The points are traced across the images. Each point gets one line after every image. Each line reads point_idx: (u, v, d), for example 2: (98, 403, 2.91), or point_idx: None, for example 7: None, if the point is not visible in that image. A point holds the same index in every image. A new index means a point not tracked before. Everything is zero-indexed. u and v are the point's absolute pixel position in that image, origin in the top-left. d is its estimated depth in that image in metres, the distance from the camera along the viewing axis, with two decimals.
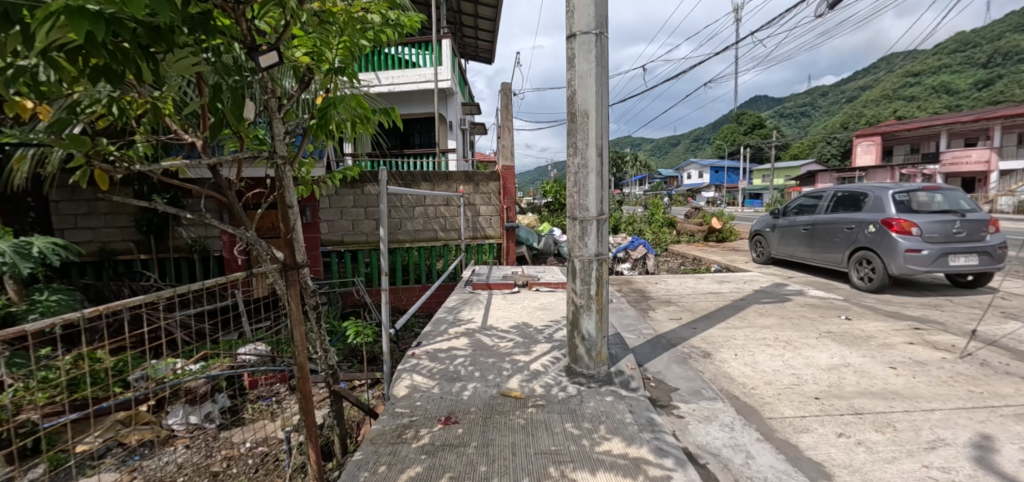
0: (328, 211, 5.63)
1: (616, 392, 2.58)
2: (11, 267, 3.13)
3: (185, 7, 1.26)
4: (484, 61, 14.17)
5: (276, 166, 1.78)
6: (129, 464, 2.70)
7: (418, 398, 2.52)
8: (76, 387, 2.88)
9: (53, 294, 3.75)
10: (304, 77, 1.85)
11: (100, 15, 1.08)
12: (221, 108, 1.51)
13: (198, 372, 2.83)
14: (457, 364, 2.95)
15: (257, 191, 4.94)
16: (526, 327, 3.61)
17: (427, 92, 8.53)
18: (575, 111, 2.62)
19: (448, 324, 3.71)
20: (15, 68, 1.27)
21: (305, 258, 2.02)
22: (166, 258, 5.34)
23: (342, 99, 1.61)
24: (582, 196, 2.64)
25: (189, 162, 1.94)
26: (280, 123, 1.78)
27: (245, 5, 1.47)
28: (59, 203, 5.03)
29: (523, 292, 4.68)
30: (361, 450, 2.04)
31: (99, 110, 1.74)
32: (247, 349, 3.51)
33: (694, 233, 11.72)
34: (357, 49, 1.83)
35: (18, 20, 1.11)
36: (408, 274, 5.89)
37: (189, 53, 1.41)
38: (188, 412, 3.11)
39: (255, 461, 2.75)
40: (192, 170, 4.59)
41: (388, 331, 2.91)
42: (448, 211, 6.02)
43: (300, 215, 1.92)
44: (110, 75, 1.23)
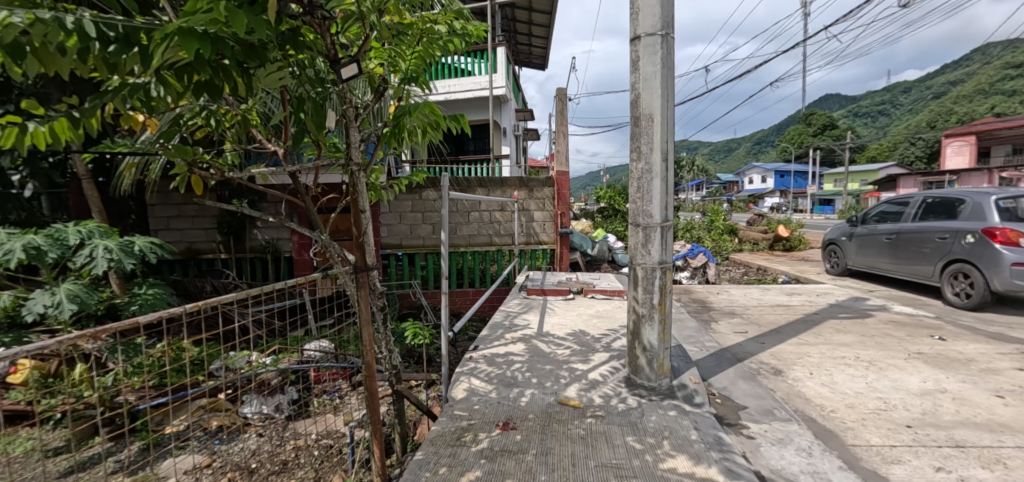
0: (388, 216, 5.86)
1: (680, 407, 2.46)
2: (117, 263, 3.47)
3: (278, 24, 1.36)
4: (537, 67, 14.24)
5: (351, 173, 1.86)
6: (212, 448, 2.92)
7: (476, 402, 2.54)
8: (168, 374, 3.14)
9: (150, 288, 4.13)
10: (378, 87, 1.92)
11: (206, 35, 1.17)
12: (305, 117, 1.61)
13: (271, 365, 3.00)
14: (515, 369, 2.95)
15: (333, 196, 5.24)
16: (583, 335, 3.54)
17: (482, 99, 8.70)
18: (638, 115, 2.55)
19: (505, 329, 3.72)
20: (132, 86, 1.40)
21: (375, 260, 2.11)
22: (244, 257, 5.76)
23: (415, 107, 1.65)
24: (646, 203, 2.55)
25: (273, 169, 2.07)
26: (355, 131, 1.86)
27: (329, 20, 1.54)
28: (155, 207, 5.60)
29: (578, 299, 4.61)
30: (422, 450, 2.08)
31: (198, 122, 1.89)
32: (315, 345, 3.69)
33: (759, 241, 11.08)
34: (428, 59, 1.87)
35: (137, 41, 1.24)
36: (463, 277, 6.00)
37: (278, 68, 1.50)
38: (262, 403, 3.30)
39: (321, 453, 2.89)
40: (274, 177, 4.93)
41: (447, 334, 2.94)
42: (503, 217, 6.08)
43: (371, 218, 2.00)
44: (212, 90, 1.33)
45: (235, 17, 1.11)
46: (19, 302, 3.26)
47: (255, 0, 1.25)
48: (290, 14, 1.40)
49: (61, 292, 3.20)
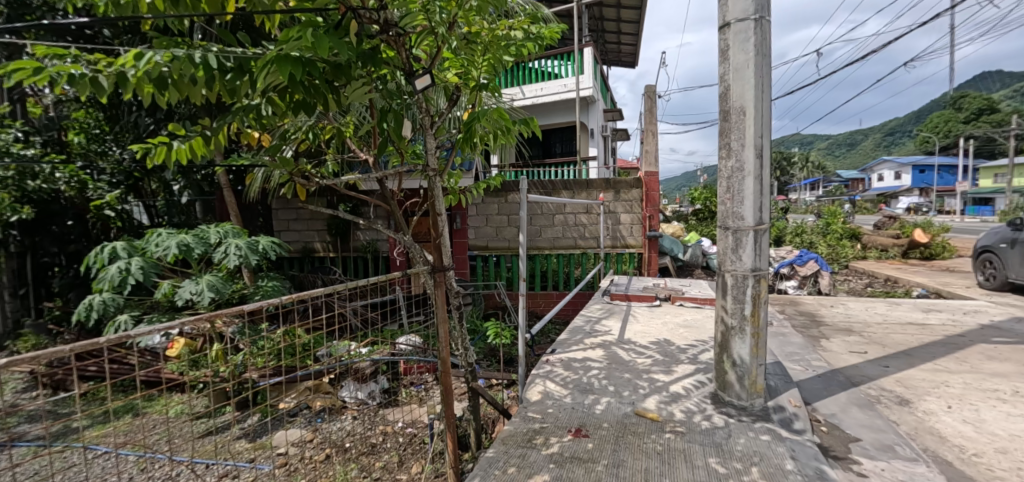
0: (476, 218, 6.09)
1: (775, 431, 2.20)
2: (244, 258, 4.03)
3: (360, 44, 1.50)
4: (627, 65, 13.82)
5: (428, 178, 1.97)
6: (315, 425, 3.27)
7: (550, 405, 2.53)
8: (282, 357, 3.57)
9: (271, 281, 4.72)
10: (454, 95, 2.01)
11: (298, 59, 1.33)
12: (387, 127, 1.75)
13: (365, 355, 3.28)
14: (592, 376, 2.88)
15: (414, 200, 5.66)
16: (667, 344, 3.34)
17: (568, 101, 8.65)
18: (728, 109, 2.35)
19: (584, 334, 3.65)
20: (247, 107, 1.63)
21: (452, 261, 2.19)
22: (349, 256, 6.37)
23: (485, 112, 1.69)
24: (737, 204, 2.34)
25: (364, 176, 2.26)
26: (433, 138, 1.96)
27: (406, 36, 1.64)
28: (279, 211, 6.46)
29: (665, 306, 4.37)
30: (494, 448, 2.14)
31: (301, 136, 2.13)
32: (404, 339, 3.94)
33: (888, 248, 9.55)
34: (501, 66, 1.90)
35: (248, 70, 1.45)
36: (546, 280, 6.03)
37: (362, 84, 1.65)
38: (357, 389, 3.61)
39: (404, 440, 3.08)
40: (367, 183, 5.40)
41: (525, 335, 2.97)
42: (587, 219, 5.99)
43: (448, 221, 2.09)
44: (306, 106, 1.50)
45: (320, 43, 1.26)
46: (174, 289, 3.97)
47: (339, 24, 1.40)
48: (370, 34, 1.54)
49: (203, 282, 3.84)
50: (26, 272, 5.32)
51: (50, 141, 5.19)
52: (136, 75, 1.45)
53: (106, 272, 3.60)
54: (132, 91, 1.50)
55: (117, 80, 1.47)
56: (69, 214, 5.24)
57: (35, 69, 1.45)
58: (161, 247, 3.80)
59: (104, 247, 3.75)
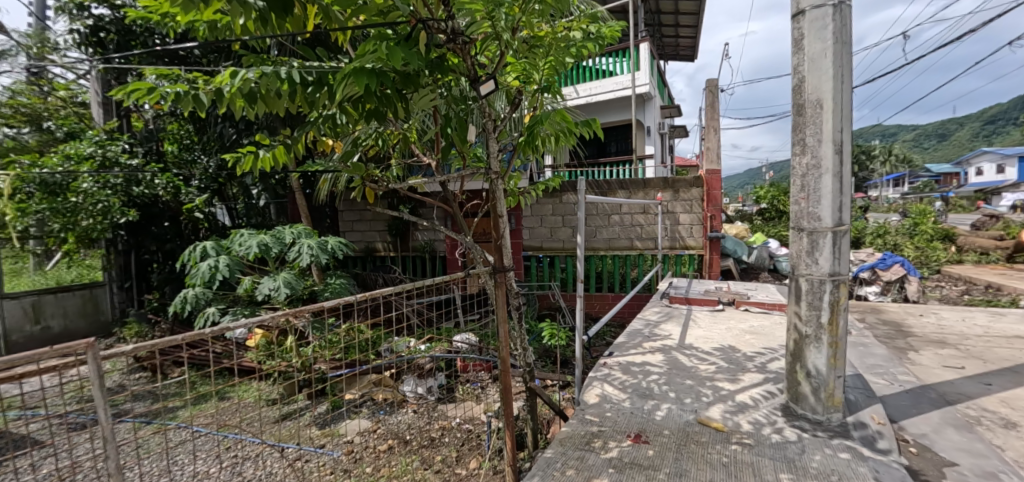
0: (530, 219, 6.12)
1: (856, 450, 2.03)
2: (315, 257, 4.31)
3: (428, 54, 1.56)
4: (685, 59, 13.29)
5: (490, 181, 2.01)
6: (378, 416, 3.44)
7: (608, 409, 2.50)
8: (348, 350, 3.79)
9: (338, 278, 5.01)
10: (515, 99, 2.04)
11: (372, 71, 1.40)
12: (451, 132, 1.81)
13: (424, 352, 3.39)
14: (651, 381, 2.80)
15: (476, 202, 5.77)
16: (732, 351, 3.18)
17: (623, 98, 8.46)
18: (802, 103, 2.20)
19: (643, 337, 3.56)
20: (323, 117, 1.75)
21: (512, 262, 2.23)
22: (408, 255, 6.62)
23: (547, 115, 1.70)
24: (813, 203, 2.19)
25: (427, 179, 2.35)
26: (495, 142, 2.00)
27: (471, 44, 1.69)
28: (344, 213, 6.85)
29: (729, 311, 4.16)
30: (552, 448, 2.15)
31: (370, 143, 2.24)
32: (461, 337, 4.03)
33: (990, 251, 8.48)
34: (562, 67, 1.91)
35: (327, 83, 1.56)
36: (602, 281, 5.95)
37: (429, 91, 1.71)
38: (417, 383, 3.76)
39: (462, 435, 3.17)
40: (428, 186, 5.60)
41: (582, 337, 2.95)
42: (645, 220, 5.84)
43: (509, 223, 2.13)
44: (378, 115, 1.58)
45: (394, 55, 1.33)
46: (254, 285, 4.32)
47: (409, 36, 1.46)
48: (437, 44, 1.60)
49: (280, 279, 4.16)
50: (131, 267, 6.11)
51: (150, 152, 5.78)
52: (231, 92, 1.60)
53: (198, 269, 3.99)
54: (226, 105, 1.66)
55: (215, 96, 1.63)
56: (166, 217, 5.84)
57: (151, 90, 1.65)
58: (244, 246, 4.15)
59: (197, 246, 4.16)
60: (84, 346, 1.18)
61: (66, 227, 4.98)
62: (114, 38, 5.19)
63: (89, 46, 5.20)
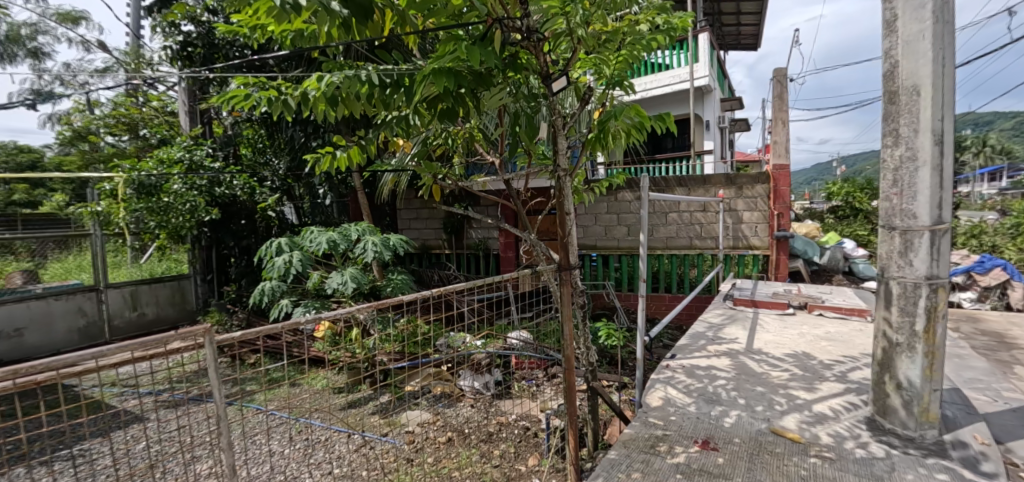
0: (585, 217, 6.07)
1: (956, 471, 1.79)
2: (379, 254, 4.48)
3: (502, 52, 1.59)
4: (748, 48, 12.55)
5: (558, 178, 2.02)
6: (438, 409, 3.55)
7: (672, 413, 2.42)
8: (409, 343, 3.93)
9: (399, 274, 5.19)
10: (583, 95, 2.03)
11: (448, 71, 1.44)
12: (520, 130, 1.83)
13: (482, 347, 3.45)
14: (718, 386, 2.69)
15: (539, 200, 5.80)
16: (807, 358, 2.98)
17: (681, 92, 8.18)
18: (894, 90, 1.96)
19: (706, 340, 3.43)
20: (398, 118, 1.82)
21: (577, 260, 2.23)
22: (462, 253, 6.76)
23: (620, 110, 1.71)
24: (908, 199, 1.95)
25: (492, 177, 2.39)
26: (563, 138, 2.00)
27: (543, 41, 1.70)
28: (403, 211, 7.12)
29: (800, 315, 3.91)
30: (616, 450, 2.11)
31: (438, 142, 2.32)
32: (517, 334, 4.05)
33: None
34: (634, 61, 1.87)
35: (404, 84, 1.62)
36: (660, 281, 5.79)
37: (500, 90, 1.74)
38: (474, 378, 3.82)
39: (520, 432, 3.20)
40: (493, 184, 5.71)
41: (643, 338, 2.88)
42: (705, 218, 5.61)
43: (575, 220, 2.13)
44: (451, 114, 1.62)
45: (472, 53, 1.36)
46: (323, 280, 4.58)
47: (485, 35, 1.49)
48: (511, 42, 1.63)
49: (347, 274, 4.39)
50: (212, 261, 6.69)
51: (229, 155, 6.30)
52: (315, 96, 1.70)
53: (275, 264, 4.29)
54: (310, 109, 1.77)
55: (301, 100, 1.74)
56: (242, 215, 6.31)
57: (246, 96, 1.79)
58: (314, 242, 4.42)
59: (273, 242, 4.47)
60: (203, 332, 1.32)
61: (160, 224, 5.52)
62: (200, 51, 5.69)
63: (179, 60, 5.73)
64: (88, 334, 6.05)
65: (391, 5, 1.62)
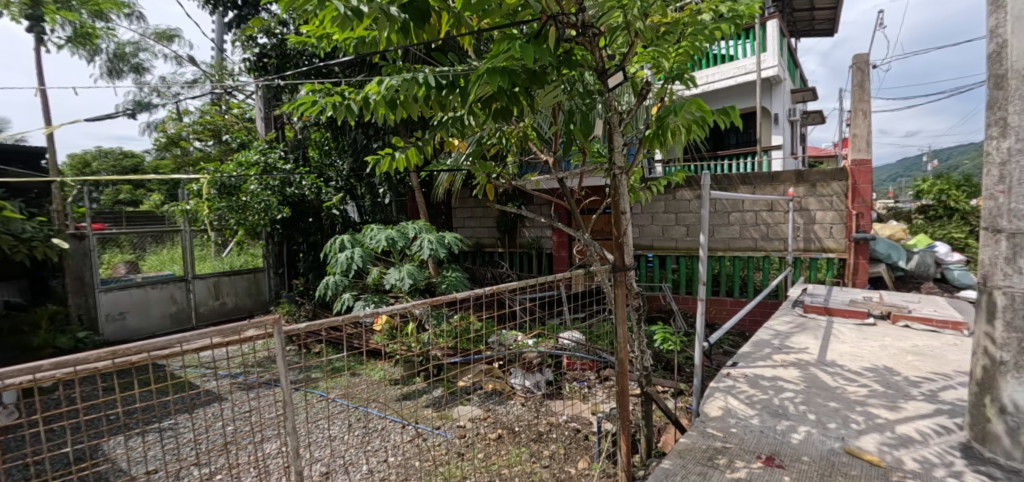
0: (640, 217, 5.90)
1: None
2: (434, 251, 4.61)
3: (556, 49, 1.58)
4: (822, 34, 11.58)
5: (613, 176, 1.98)
6: (489, 406, 3.59)
7: (733, 425, 2.28)
8: (462, 340, 4.01)
9: (453, 271, 5.31)
10: (640, 90, 1.98)
11: (503, 70, 1.45)
12: (574, 128, 1.81)
13: (534, 347, 3.44)
14: (785, 398, 2.50)
15: (592, 198, 5.71)
16: (889, 373, 2.71)
17: (746, 84, 7.70)
18: (1000, 73, 1.67)
19: (772, 349, 3.22)
20: (454, 118, 1.86)
21: (632, 261, 2.18)
22: (515, 251, 6.80)
23: (680, 105, 1.64)
24: (1015, 198, 1.65)
25: (546, 176, 2.38)
26: (619, 136, 1.97)
27: (598, 36, 1.67)
28: (458, 210, 7.29)
29: (882, 326, 3.56)
30: (670, 459, 2.02)
31: (493, 141, 2.34)
32: (569, 334, 4.01)
33: None
34: (695, 53, 1.78)
35: (459, 85, 1.65)
36: (721, 284, 5.51)
37: (555, 88, 1.72)
38: (525, 377, 3.83)
39: (570, 433, 3.17)
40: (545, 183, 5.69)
41: (702, 344, 2.75)
42: (772, 218, 5.25)
43: (630, 220, 2.08)
44: (505, 113, 1.63)
45: (526, 52, 1.36)
46: (382, 275, 4.79)
47: (539, 33, 1.50)
48: (567, 38, 1.62)
49: (404, 270, 4.57)
50: (283, 256, 7.22)
51: (299, 157, 6.75)
52: (376, 99, 1.78)
53: (338, 259, 4.54)
54: (371, 112, 1.85)
55: (363, 104, 1.83)
56: (310, 213, 6.74)
57: (314, 102, 1.91)
58: (374, 239, 4.64)
59: (336, 239, 4.73)
60: (272, 322, 1.43)
61: (239, 221, 6.04)
62: (273, 61, 6.13)
63: (256, 70, 6.22)
64: (179, 319, 6.74)
65: (447, 9, 1.66)
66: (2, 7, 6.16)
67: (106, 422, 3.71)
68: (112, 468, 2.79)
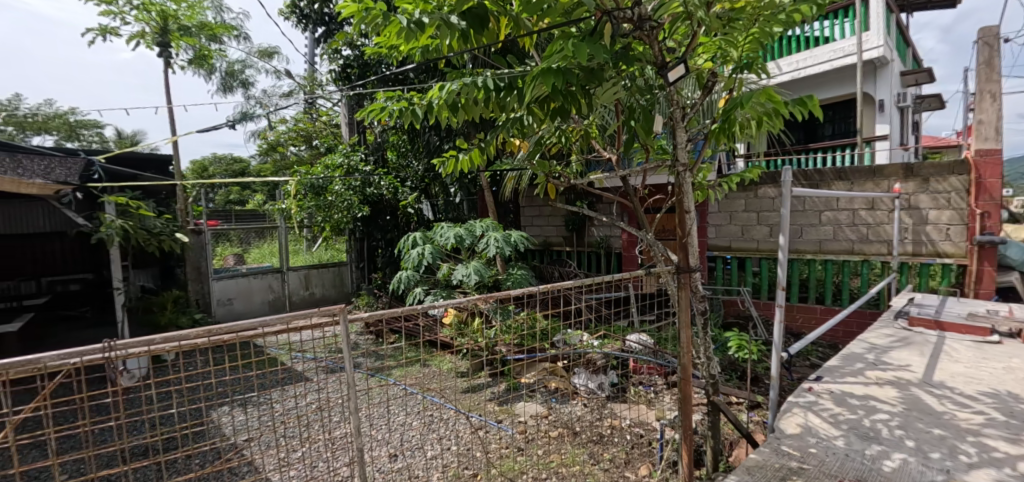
0: (717, 216, 5.56)
1: None
2: (500, 249, 4.70)
3: (613, 45, 1.56)
4: (946, 5, 10.02)
5: (677, 174, 1.91)
6: (551, 404, 3.60)
7: (812, 444, 2.08)
8: (525, 337, 4.05)
9: (519, 269, 5.37)
10: (707, 82, 1.89)
11: (558, 70, 1.45)
12: (635, 124, 1.76)
13: (596, 347, 3.38)
14: (877, 420, 2.23)
15: (661, 196, 5.48)
16: (1017, 401, 2.30)
17: (845, 68, 6.90)
18: None
19: (867, 364, 2.88)
20: (513, 120, 1.89)
21: (698, 263, 2.08)
22: (583, 250, 6.72)
23: (748, 96, 1.54)
24: None
25: (608, 174, 2.34)
26: (683, 131, 1.88)
27: (658, 28, 1.62)
28: (526, 208, 7.42)
29: (1012, 345, 3.03)
30: (736, 475, 1.89)
31: (553, 140, 2.35)
32: (635, 337, 3.88)
33: None
34: (768, 39, 1.65)
35: (517, 86, 1.68)
36: (810, 290, 5.02)
37: (613, 85, 1.69)
38: (588, 378, 3.78)
39: (633, 438, 3.08)
40: (612, 180, 5.56)
41: (780, 354, 2.53)
42: (872, 217, 4.68)
43: (696, 219, 1.98)
44: (562, 112, 1.62)
45: (580, 50, 1.35)
46: (451, 271, 4.98)
47: (594, 30, 1.48)
48: (624, 33, 1.59)
49: (471, 267, 4.72)
50: (364, 251, 7.78)
51: (378, 160, 7.24)
52: (439, 104, 1.87)
53: (411, 255, 4.81)
54: (435, 117, 1.94)
55: (427, 109, 1.92)
56: (387, 211, 7.17)
57: (383, 108, 2.05)
58: (444, 237, 4.84)
59: (410, 236, 5.00)
60: (340, 310, 1.55)
61: (326, 218, 6.62)
62: (355, 71, 6.62)
63: (340, 80, 6.76)
64: (277, 305, 7.55)
65: (505, 12, 1.70)
66: (140, 37, 7.31)
67: (212, 391, 4.26)
68: (216, 432, 3.21)
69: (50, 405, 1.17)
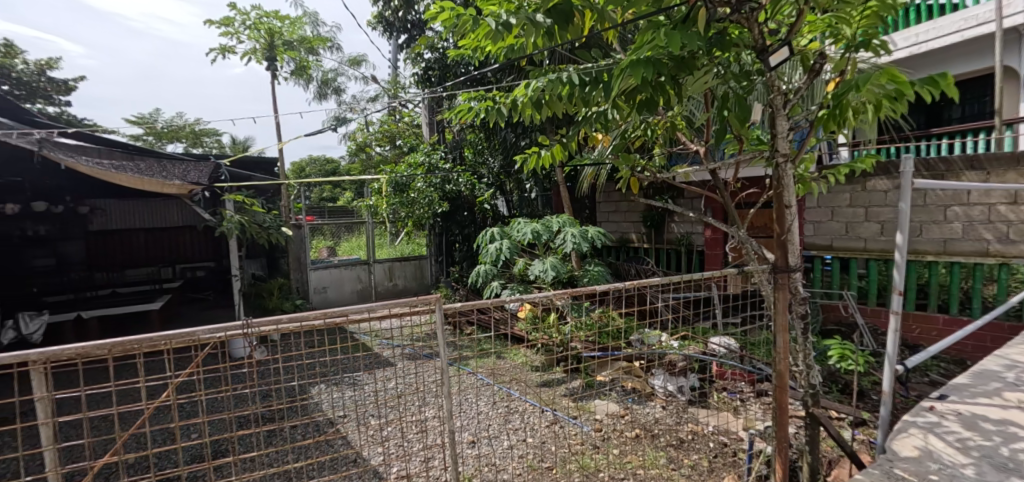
0: (816, 212, 5.06)
1: None
2: (577, 245, 4.66)
3: (707, 31, 1.49)
4: None
5: (776, 166, 1.77)
6: (627, 404, 3.53)
7: (935, 471, 1.82)
8: (601, 334, 4.00)
9: (595, 265, 5.30)
10: (813, 64, 1.73)
11: (648, 60, 1.41)
12: (729, 114, 1.67)
13: (677, 348, 3.24)
14: (1020, 451, 1.91)
15: (751, 190, 5.10)
16: None
17: (981, 38, 5.89)
18: None
19: (1007, 384, 2.47)
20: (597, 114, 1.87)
21: (799, 262, 1.91)
22: (662, 248, 6.46)
23: (866, 77, 1.38)
24: None
25: (695, 168, 2.23)
26: (784, 119, 1.74)
27: (759, 10, 1.51)
28: (602, 204, 7.30)
29: None
30: None
31: (636, 133, 2.29)
32: (720, 340, 3.66)
33: None
34: (889, 12, 1.48)
35: (602, 80, 1.67)
36: (930, 297, 4.40)
37: (706, 73, 1.61)
38: (667, 380, 3.65)
39: (716, 447, 2.92)
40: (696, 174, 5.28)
41: (895, 366, 2.25)
42: (1015, 213, 3.99)
43: (798, 215, 1.83)
44: (649, 104, 1.58)
45: (672, 39, 1.30)
46: (528, 266, 5.06)
47: (687, 18, 1.43)
48: (719, 18, 1.51)
49: (548, 262, 4.76)
50: (443, 245, 8.13)
51: (457, 158, 7.53)
52: (523, 101, 1.90)
53: (489, 250, 4.96)
54: (519, 114, 1.98)
55: (511, 106, 1.97)
56: (465, 208, 7.44)
57: (469, 109, 2.13)
58: (521, 232, 4.93)
59: (488, 232, 5.14)
60: (435, 300, 1.67)
61: (409, 214, 7.01)
62: (436, 73, 6.93)
63: (422, 83, 7.11)
64: (365, 295, 8.18)
65: (591, 6, 1.70)
66: (253, 53, 8.23)
67: (313, 370, 4.74)
68: (317, 406, 3.57)
69: (201, 372, 1.39)
